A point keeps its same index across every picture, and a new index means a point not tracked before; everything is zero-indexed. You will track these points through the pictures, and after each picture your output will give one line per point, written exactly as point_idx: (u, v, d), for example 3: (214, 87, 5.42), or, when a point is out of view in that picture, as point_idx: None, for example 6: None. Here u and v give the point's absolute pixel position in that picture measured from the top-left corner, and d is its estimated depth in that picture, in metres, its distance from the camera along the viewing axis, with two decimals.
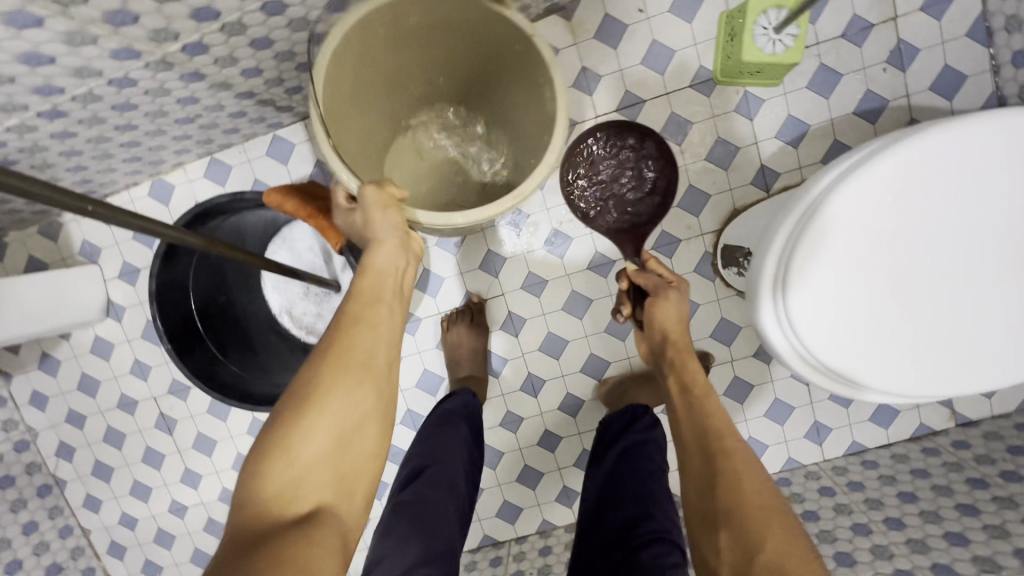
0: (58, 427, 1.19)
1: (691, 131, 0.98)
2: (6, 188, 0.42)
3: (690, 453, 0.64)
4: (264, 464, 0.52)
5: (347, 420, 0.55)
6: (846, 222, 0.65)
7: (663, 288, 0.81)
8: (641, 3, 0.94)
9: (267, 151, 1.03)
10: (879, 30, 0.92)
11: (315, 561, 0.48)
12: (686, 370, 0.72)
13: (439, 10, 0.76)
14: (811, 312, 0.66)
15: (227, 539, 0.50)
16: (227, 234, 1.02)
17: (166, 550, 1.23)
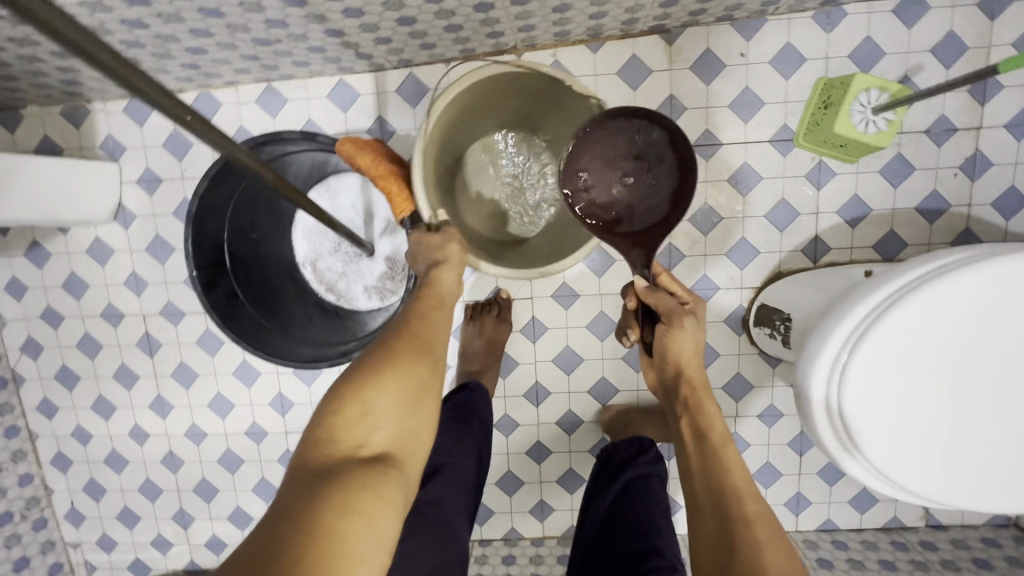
0: (30, 321, 1.11)
1: (759, 185, 0.98)
2: (87, 57, 0.39)
3: (705, 514, 0.64)
4: (339, 410, 0.52)
5: (416, 385, 0.55)
6: (933, 307, 0.65)
7: (677, 313, 0.72)
8: (744, 48, 0.93)
9: (330, 93, 0.98)
10: (961, 135, 0.93)
11: (375, 516, 0.47)
12: (703, 416, 0.69)
13: (552, 86, 0.82)
14: (864, 377, 0.67)
15: (292, 476, 0.49)
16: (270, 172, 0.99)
17: (116, 473, 1.17)
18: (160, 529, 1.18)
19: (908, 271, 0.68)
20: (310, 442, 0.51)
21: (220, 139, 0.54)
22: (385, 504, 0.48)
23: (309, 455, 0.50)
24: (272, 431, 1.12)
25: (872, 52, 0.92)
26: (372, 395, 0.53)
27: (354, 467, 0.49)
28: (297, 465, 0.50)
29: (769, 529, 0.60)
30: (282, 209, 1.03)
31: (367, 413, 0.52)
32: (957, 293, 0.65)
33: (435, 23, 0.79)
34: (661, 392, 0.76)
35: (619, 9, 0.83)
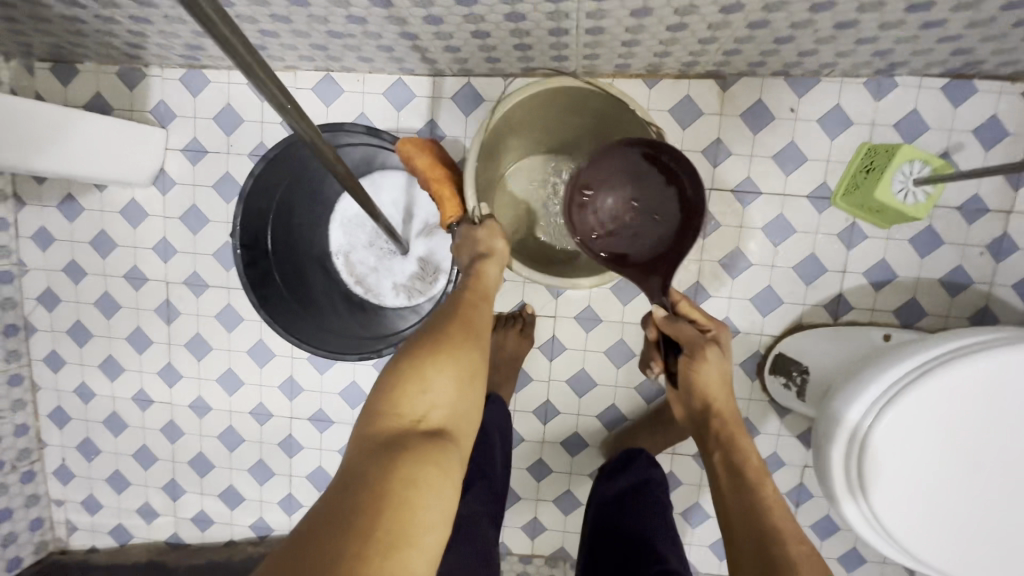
0: (51, 272, 1.11)
1: (791, 237, 1.00)
2: (213, 33, 0.41)
3: (741, 538, 0.65)
4: (401, 386, 0.57)
5: (468, 367, 0.61)
6: (966, 381, 0.67)
7: (700, 344, 0.77)
8: (794, 104, 0.96)
9: (386, 90, 1.00)
10: (992, 216, 0.96)
11: (436, 479, 0.51)
12: (735, 448, 0.72)
13: (615, 113, 0.85)
14: (886, 438, 0.68)
15: (360, 442, 0.53)
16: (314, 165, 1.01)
17: (113, 435, 1.16)
18: (149, 497, 1.17)
19: (946, 342, 0.69)
20: (374, 412, 0.56)
21: (299, 117, 0.57)
22: (444, 472, 0.52)
23: (374, 423, 0.55)
24: (277, 414, 1.11)
25: (917, 125, 0.94)
26: (431, 373, 0.58)
27: (416, 436, 0.54)
28: (363, 436, 0.54)
29: (808, 557, 0.60)
30: (323, 198, 1.05)
31: (427, 388, 0.57)
32: (985, 374, 0.66)
33: (507, 40, 0.81)
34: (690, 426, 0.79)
35: (684, 51, 0.85)
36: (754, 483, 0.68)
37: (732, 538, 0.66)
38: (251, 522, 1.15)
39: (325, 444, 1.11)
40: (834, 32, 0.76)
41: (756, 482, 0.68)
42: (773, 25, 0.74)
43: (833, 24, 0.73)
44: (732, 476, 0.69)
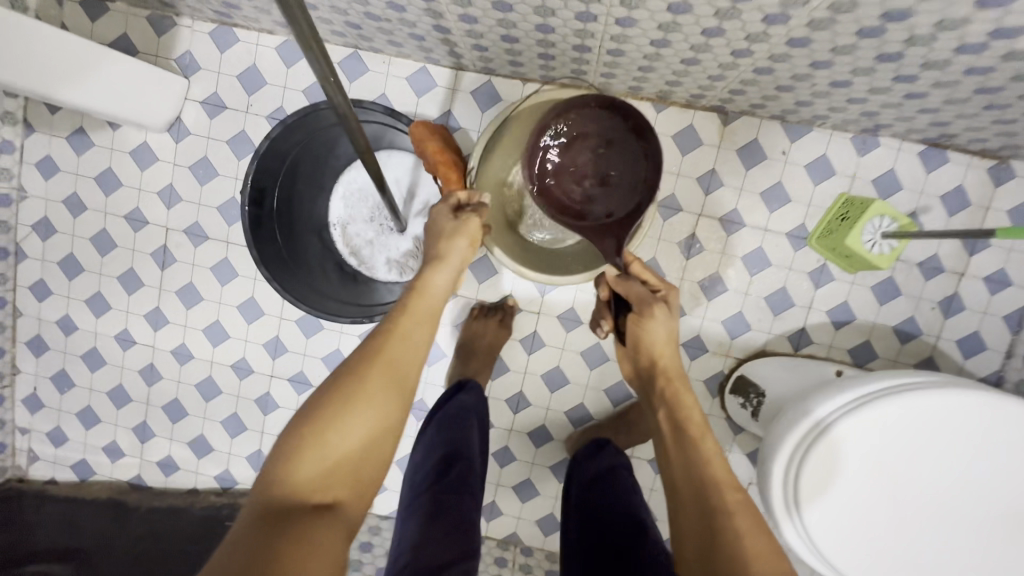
0: (50, 202, 1.11)
1: (767, 269, 1.07)
2: (291, 17, 0.43)
3: (686, 502, 0.71)
4: (300, 451, 0.58)
5: (374, 426, 0.62)
6: (899, 413, 0.75)
7: (648, 301, 0.82)
8: (786, 147, 1.03)
9: (409, 75, 1.04)
10: (947, 275, 1.05)
11: (326, 550, 0.54)
12: (680, 405, 0.77)
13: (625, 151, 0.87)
14: (825, 456, 0.75)
15: (255, 507, 0.56)
16: (325, 136, 1.05)
17: (89, 371, 1.16)
18: (117, 436, 1.18)
19: (887, 378, 0.77)
20: (271, 475, 0.57)
21: (337, 91, 0.55)
22: (333, 541, 0.55)
23: (269, 489, 0.57)
24: (258, 370, 1.14)
25: (892, 183, 1.03)
26: (332, 438, 0.60)
27: (307, 508, 0.56)
28: (256, 504, 0.56)
29: (744, 503, 0.68)
30: (330, 166, 1.07)
31: (325, 455, 0.59)
32: (918, 410, 0.74)
33: (533, 48, 0.86)
34: (639, 380, 0.87)
35: (693, 84, 0.92)
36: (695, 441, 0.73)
37: (677, 501, 0.72)
38: (217, 472, 1.17)
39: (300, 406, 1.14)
40: (829, 88, 0.83)
41: (697, 438, 0.74)
42: (776, 73, 0.81)
43: (829, 81, 0.80)
44: (676, 434, 0.75)
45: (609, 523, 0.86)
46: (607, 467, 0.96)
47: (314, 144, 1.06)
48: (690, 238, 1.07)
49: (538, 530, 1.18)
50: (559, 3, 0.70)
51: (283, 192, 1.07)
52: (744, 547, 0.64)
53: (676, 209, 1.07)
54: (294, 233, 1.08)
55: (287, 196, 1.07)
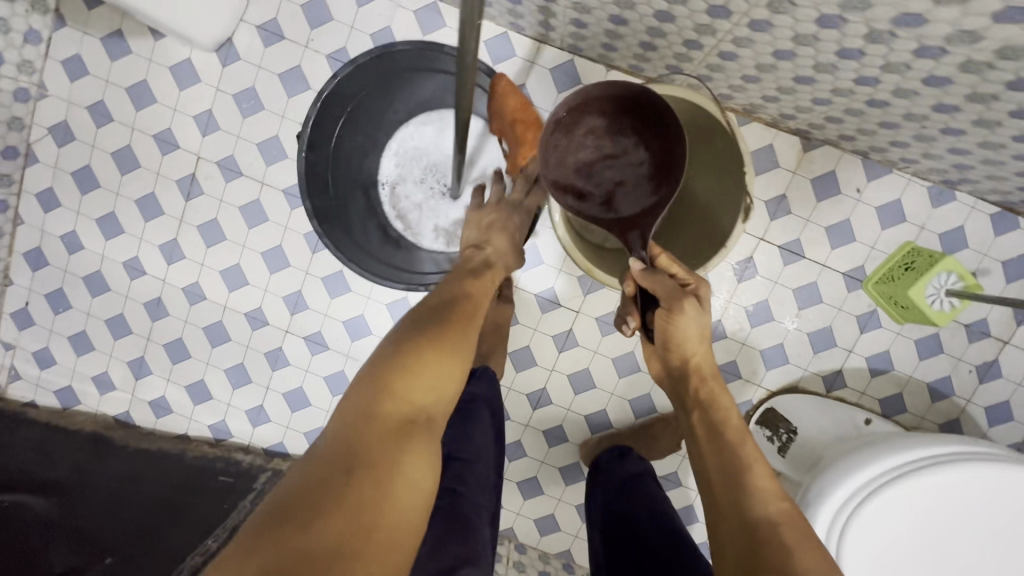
0: (73, 106, 1.01)
1: (816, 305, 1.04)
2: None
3: (727, 513, 0.67)
4: (402, 371, 0.64)
5: (459, 361, 0.69)
6: (964, 480, 0.70)
7: (679, 299, 0.73)
8: (861, 185, 1.00)
9: (488, 39, 0.97)
10: (990, 341, 1.04)
11: (421, 458, 0.60)
12: (715, 408, 0.74)
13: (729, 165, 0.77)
14: (878, 512, 0.70)
15: (362, 414, 0.60)
16: (390, 87, 0.99)
17: (90, 294, 1.08)
18: (110, 367, 1.11)
19: (956, 442, 0.73)
20: (375, 390, 0.62)
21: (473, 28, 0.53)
22: (426, 454, 0.61)
23: (375, 402, 0.61)
24: (274, 323, 1.07)
25: (958, 240, 1.00)
26: (429, 364, 0.66)
27: (408, 421, 0.62)
28: (365, 409, 0.61)
29: (787, 513, 0.65)
30: (388, 120, 1.02)
31: (423, 377, 0.65)
32: (982, 483, 0.70)
33: (638, 36, 0.80)
34: (669, 379, 0.81)
35: (790, 104, 0.87)
36: (736, 444, 0.70)
37: (716, 509, 0.68)
38: (212, 422, 1.11)
39: (312, 367, 1.08)
40: (935, 133, 0.80)
41: (737, 441, 0.70)
42: (888, 109, 0.77)
43: (941, 127, 0.77)
44: (712, 436, 0.71)
45: (639, 530, 0.88)
46: (634, 474, 0.97)
47: (375, 93, 0.99)
48: (746, 260, 1.04)
49: (534, 528, 1.15)
50: None
51: (336, 143, 1.01)
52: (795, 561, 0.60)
53: None
54: (339, 183, 1.02)
55: (338, 143, 1.01)
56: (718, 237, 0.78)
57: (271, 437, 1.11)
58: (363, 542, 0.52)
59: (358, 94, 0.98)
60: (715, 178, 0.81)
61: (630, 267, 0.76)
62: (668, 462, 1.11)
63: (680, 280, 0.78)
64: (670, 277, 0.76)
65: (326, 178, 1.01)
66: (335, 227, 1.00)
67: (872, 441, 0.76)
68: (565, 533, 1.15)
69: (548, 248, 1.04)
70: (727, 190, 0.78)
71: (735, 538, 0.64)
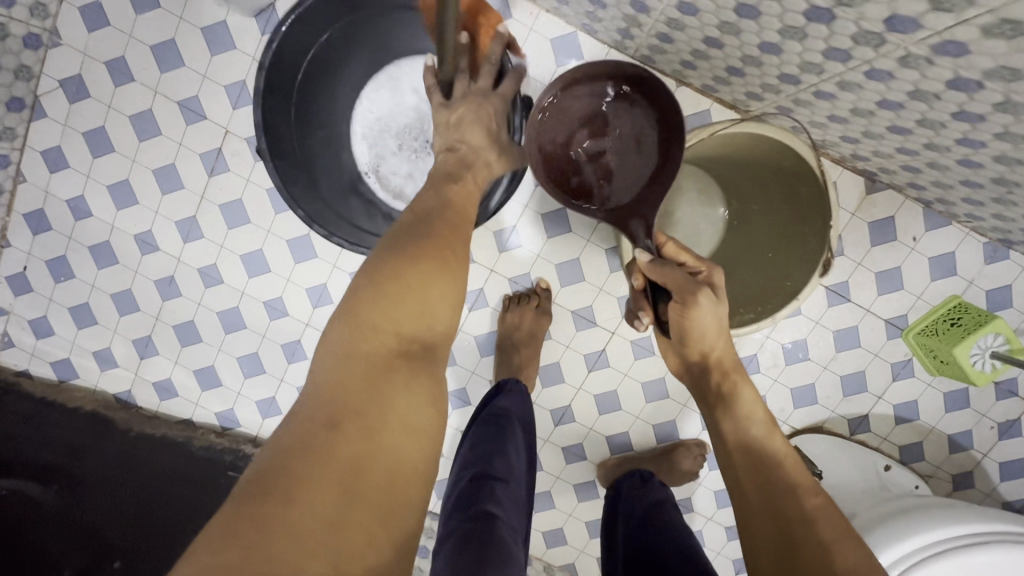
0: (90, 60, 0.92)
1: (853, 349, 1.03)
2: None
3: (756, 508, 0.63)
4: (378, 304, 0.56)
5: (449, 287, 0.61)
6: (1005, 561, 0.70)
7: (691, 290, 0.66)
8: (919, 234, 0.97)
9: (556, 38, 0.89)
10: (1016, 399, 1.04)
11: (415, 394, 0.54)
12: (741, 400, 0.70)
13: (812, 212, 0.75)
14: None
15: (340, 358, 0.54)
16: (326, 50, 0.81)
17: (96, 265, 1.00)
18: (113, 344, 1.04)
19: (999, 522, 0.72)
20: (350, 331, 0.55)
21: None
22: (419, 388, 0.55)
23: (351, 345, 0.54)
24: (294, 314, 1.02)
25: (1006, 299, 0.99)
26: (415, 292, 0.58)
27: (394, 358, 0.55)
28: (341, 353, 0.54)
29: (824, 508, 0.61)
30: (339, 107, 0.86)
31: (406, 308, 0.57)
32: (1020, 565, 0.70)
33: (729, 60, 0.74)
34: (688, 374, 0.78)
35: (869, 149, 0.82)
36: (761, 437, 0.67)
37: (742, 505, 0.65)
38: (220, 410, 1.06)
39: None
40: (1018, 199, 0.77)
41: (764, 436, 0.67)
42: (978, 170, 0.73)
43: None
44: (736, 429, 0.69)
45: (658, 552, 0.80)
46: (656, 500, 0.92)
47: (314, 77, 0.82)
48: None
49: (541, 540, 1.14)
50: (826, 33, 0.57)
51: (295, 138, 0.82)
52: (829, 553, 0.57)
53: None
54: (313, 172, 0.84)
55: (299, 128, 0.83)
56: (789, 286, 0.77)
57: None
58: (367, 494, 0.48)
59: (297, 67, 0.79)
60: (793, 221, 0.79)
61: (636, 259, 0.69)
62: (684, 487, 1.10)
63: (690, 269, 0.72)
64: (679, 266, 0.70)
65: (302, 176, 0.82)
66: (340, 225, 0.83)
67: (916, 510, 0.75)
68: (572, 548, 1.14)
69: (590, 265, 1.00)
70: (802, 240, 0.77)
71: (769, 537, 0.61)
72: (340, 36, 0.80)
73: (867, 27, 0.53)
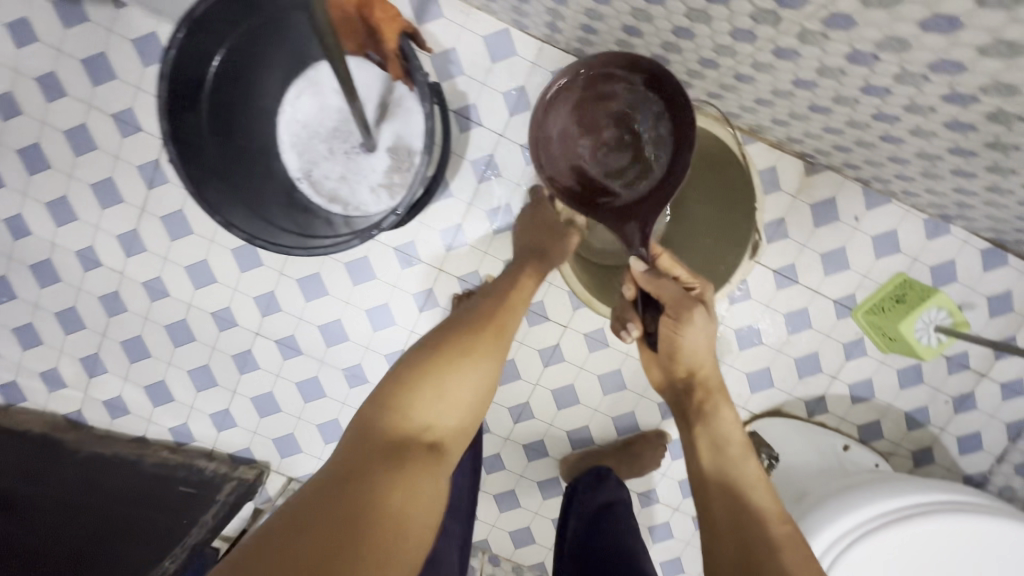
0: (21, 76, 0.91)
1: (804, 331, 1.03)
2: None
3: (723, 533, 0.64)
4: (417, 388, 0.60)
5: (483, 382, 0.64)
6: (950, 529, 0.70)
7: (688, 306, 0.69)
8: (859, 214, 0.98)
9: (488, 35, 0.90)
10: (968, 373, 1.05)
11: (422, 484, 0.54)
12: (718, 423, 0.70)
13: (736, 194, 0.78)
14: (866, 555, 0.70)
15: (366, 430, 0.57)
16: (240, 59, 0.80)
17: (38, 285, 0.99)
18: (60, 364, 1.02)
19: (943, 493, 0.73)
20: (381, 408, 0.59)
21: None
22: (429, 484, 0.55)
23: (380, 422, 0.58)
24: (243, 324, 1.01)
25: (949, 273, 1.00)
26: (452, 380, 0.62)
27: (418, 443, 0.57)
28: (372, 429, 0.57)
29: (792, 536, 0.62)
30: (264, 118, 0.85)
31: (441, 394, 0.61)
32: (966, 533, 0.70)
33: (651, 48, 0.75)
34: (669, 390, 0.77)
35: (799, 130, 0.83)
36: (736, 461, 0.68)
37: (710, 528, 0.66)
38: (173, 425, 1.05)
39: (283, 371, 1.02)
40: (944, 172, 0.77)
41: (739, 459, 0.68)
42: (901, 145, 0.74)
43: (952, 168, 0.75)
44: (712, 448, 0.69)
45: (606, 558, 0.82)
46: (605, 503, 0.92)
47: (226, 87, 0.81)
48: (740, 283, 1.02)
49: (509, 540, 1.13)
50: (728, 14, 0.58)
51: (214, 149, 0.80)
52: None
53: None
54: (238, 178, 0.82)
55: (217, 136, 0.81)
56: (723, 268, 0.79)
57: (236, 443, 1.06)
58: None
59: (209, 78, 0.78)
60: (720, 200, 0.81)
61: (631, 267, 0.71)
62: (648, 479, 1.10)
63: (684, 284, 0.73)
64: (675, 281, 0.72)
65: (222, 183, 0.80)
66: (269, 229, 0.81)
67: (864, 484, 0.75)
68: (540, 546, 1.13)
69: None
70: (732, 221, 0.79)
71: (732, 561, 0.62)
72: (248, 44, 0.79)
73: (761, 4, 0.54)
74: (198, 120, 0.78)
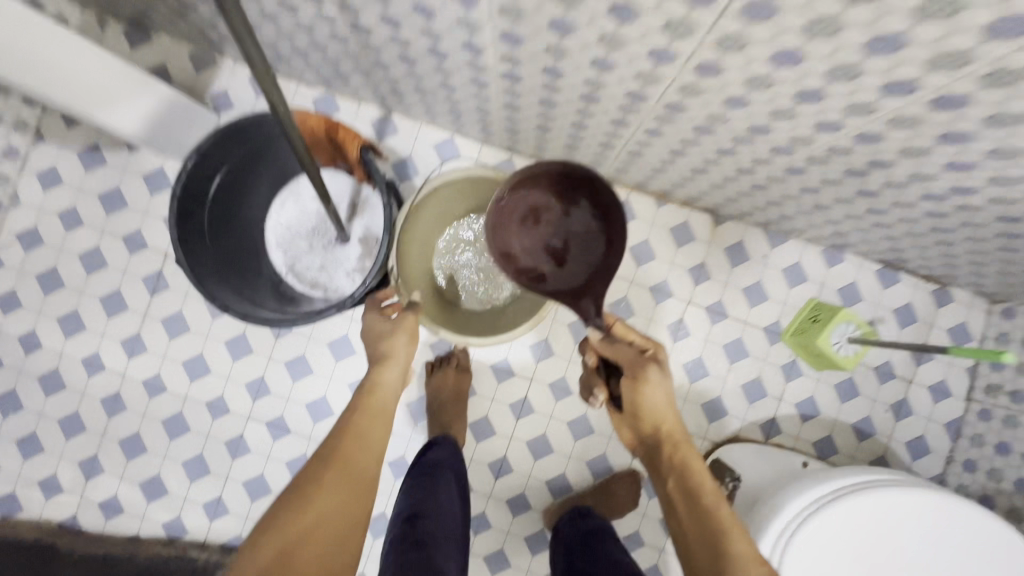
0: (45, 213, 1.08)
1: (744, 358, 1.16)
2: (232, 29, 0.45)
3: None
4: (283, 515, 0.60)
5: (351, 488, 0.65)
6: (891, 502, 0.78)
7: (641, 365, 0.80)
8: (766, 252, 1.15)
9: (437, 143, 1.11)
10: (898, 381, 1.17)
11: None
12: (688, 475, 0.75)
13: None
14: (818, 530, 0.77)
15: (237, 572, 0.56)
16: (235, 177, 0.98)
17: (44, 395, 1.08)
18: (59, 469, 1.08)
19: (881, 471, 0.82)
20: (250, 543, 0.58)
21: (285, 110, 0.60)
22: None
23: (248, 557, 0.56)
24: (235, 410, 1.09)
25: (855, 294, 1.15)
26: (317, 497, 0.62)
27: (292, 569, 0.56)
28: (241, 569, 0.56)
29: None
30: (255, 225, 1.03)
31: (307, 516, 0.60)
32: (905, 505, 0.78)
33: (562, 138, 0.95)
34: (642, 447, 0.83)
35: (694, 188, 1.02)
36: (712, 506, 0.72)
37: None
38: (166, 519, 1.08)
39: (274, 452, 1.09)
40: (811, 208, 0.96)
41: (712, 505, 0.72)
42: (769, 190, 0.92)
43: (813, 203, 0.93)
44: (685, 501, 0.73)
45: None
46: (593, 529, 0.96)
47: (222, 201, 0.98)
48: (677, 322, 1.15)
49: None
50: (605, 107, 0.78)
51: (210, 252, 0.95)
52: None
53: (669, 294, 1.15)
54: (231, 275, 0.97)
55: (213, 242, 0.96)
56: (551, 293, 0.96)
57: (228, 531, 1.09)
58: None
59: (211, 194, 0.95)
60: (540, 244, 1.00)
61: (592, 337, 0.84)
62: (629, 521, 1.14)
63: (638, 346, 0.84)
64: (630, 346, 0.83)
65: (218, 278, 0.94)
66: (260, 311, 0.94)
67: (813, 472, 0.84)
68: None
69: None
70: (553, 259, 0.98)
71: None
72: (241, 168, 0.98)
73: (622, 100, 0.74)
74: (199, 227, 0.94)
